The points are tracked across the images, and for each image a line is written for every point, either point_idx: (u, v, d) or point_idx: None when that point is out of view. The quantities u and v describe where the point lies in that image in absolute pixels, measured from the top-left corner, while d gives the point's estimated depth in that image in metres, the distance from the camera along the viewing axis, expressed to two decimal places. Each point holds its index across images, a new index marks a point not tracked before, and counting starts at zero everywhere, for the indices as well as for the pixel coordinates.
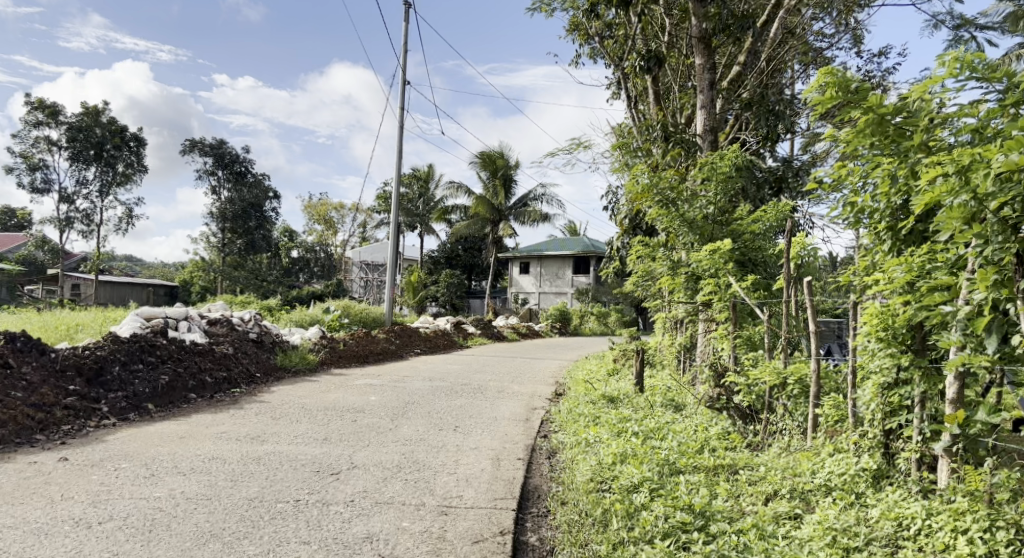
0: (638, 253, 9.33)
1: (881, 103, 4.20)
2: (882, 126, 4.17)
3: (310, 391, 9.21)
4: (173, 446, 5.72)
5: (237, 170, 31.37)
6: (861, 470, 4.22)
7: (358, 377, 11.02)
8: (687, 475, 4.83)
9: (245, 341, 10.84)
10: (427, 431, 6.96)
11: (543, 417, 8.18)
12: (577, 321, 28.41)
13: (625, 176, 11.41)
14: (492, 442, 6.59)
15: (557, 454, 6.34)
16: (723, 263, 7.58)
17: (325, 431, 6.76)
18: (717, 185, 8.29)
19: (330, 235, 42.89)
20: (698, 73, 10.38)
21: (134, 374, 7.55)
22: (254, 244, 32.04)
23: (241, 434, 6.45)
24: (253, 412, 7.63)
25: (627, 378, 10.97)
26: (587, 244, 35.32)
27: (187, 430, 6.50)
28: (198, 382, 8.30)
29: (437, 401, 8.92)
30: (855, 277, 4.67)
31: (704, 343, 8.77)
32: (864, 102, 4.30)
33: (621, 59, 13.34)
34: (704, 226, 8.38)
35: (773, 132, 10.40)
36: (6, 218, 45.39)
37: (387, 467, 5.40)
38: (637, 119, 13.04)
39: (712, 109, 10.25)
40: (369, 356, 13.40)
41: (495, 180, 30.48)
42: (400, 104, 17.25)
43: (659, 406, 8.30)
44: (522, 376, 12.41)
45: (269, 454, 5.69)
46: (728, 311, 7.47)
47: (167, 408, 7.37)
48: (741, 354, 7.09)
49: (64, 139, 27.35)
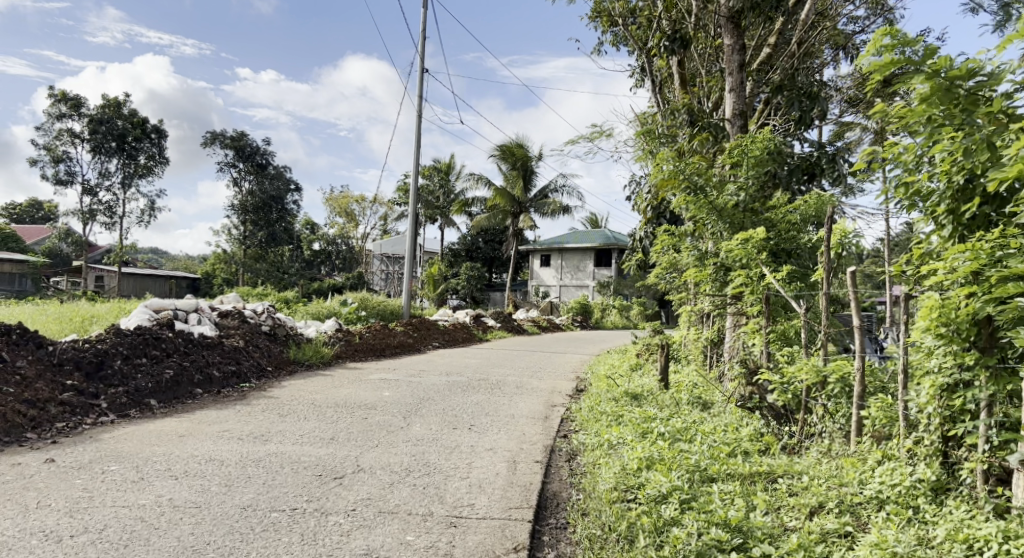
0: (663, 243, 8.91)
1: (950, 67, 3.80)
2: (950, 93, 3.77)
3: (322, 386, 8.90)
4: (169, 446, 5.41)
5: (258, 162, 31.22)
6: (918, 482, 3.78)
7: (373, 371, 10.71)
8: (721, 484, 4.42)
9: (257, 334, 10.56)
10: (440, 431, 6.60)
11: (564, 415, 7.80)
12: (598, 314, 27.95)
13: (650, 164, 10.96)
14: (508, 442, 6.21)
15: (576, 457, 5.96)
16: (756, 253, 7.13)
17: (333, 430, 6.43)
18: (749, 170, 7.84)
19: (351, 228, 42.76)
20: (727, 55, 9.88)
21: (136, 369, 7.28)
22: (275, 236, 31.72)
23: (243, 432, 6.13)
24: (259, 408, 7.33)
25: (651, 374, 10.55)
26: (609, 236, 34.85)
27: (188, 428, 6.20)
28: (204, 376, 8.00)
29: (453, 398, 8.56)
30: (908, 267, 4.24)
31: (734, 339, 8.33)
32: (930, 66, 3.90)
33: (644, 44, 12.89)
34: (735, 214, 7.93)
35: (807, 116, 9.88)
36: (33, 211, 45.85)
37: (394, 470, 5.04)
38: (661, 105, 12.58)
39: (743, 93, 9.75)
40: (385, 349, 13.09)
41: (515, 172, 30.09)
42: (418, 93, 16.92)
43: (686, 405, 7.88)
44: (543, 371, 12.02)
45: (270, 455, 5.36)
46: (761, 304, 7.04)
47: (170, 404, 7.07)
48: (775, 351, 6.68)
49: (86, 132, 27.39)
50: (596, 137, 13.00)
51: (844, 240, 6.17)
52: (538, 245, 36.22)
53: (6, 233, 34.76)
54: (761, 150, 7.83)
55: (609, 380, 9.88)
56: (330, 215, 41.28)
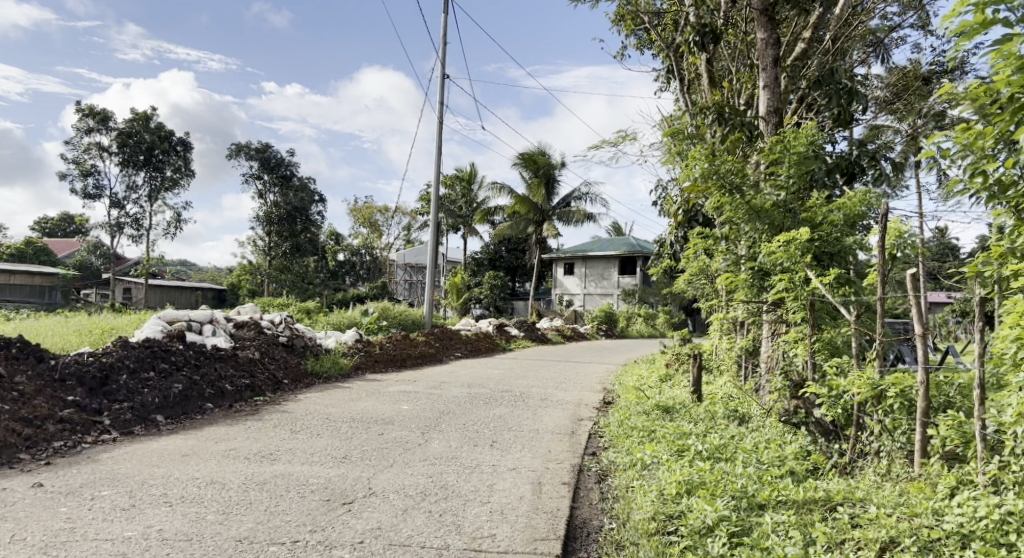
0: (696, 247, 8.47)
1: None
2: None
3: (339, 399, 8.52)
4: (170, 467, 5.05)
5: (283, 174, 31.17)
6: (1008, 515, 3.31)
7: (393, 383, 10.33)
8: (774, 513, 3.97)
9: (273, 345, 10.23)
10: (460, 448, 6.18)
11: (591, 430, 7.36)
12: (623, 323, 27.34)
13: (679, 166, 10.51)
14: (532, 462, 5.77)
15: (607, 478, 5.52)
16: (801, 255, 6.65)
17: (346, 448, 6.03)
18: (790, 167, 7.37)
19: (375, 238, 42.56)
20: (761, 49, 9.38)
21: (143, 383, 6.94)
22: (299, 247, 31.71)
23: (251, 451, 5.76)
24: (272, 424, 6.97)
25: (682, 385, 10.06)
26: (633, 243, 34.27)
27: (194, 446, 5.85)
28: (216, 391, 7.67)
29: (474, 411, 8.14)
30: (985, 267, 3.86)
31: (773, 348, 7.83)
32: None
33: (672, 43, 12.44)
34: (774, 215, 7.46)
35: (845, 112, 9.37)
36: (65, 225, 46.37)
37: (409, 494, 4.67)
38: (690, 105, 12.13)
39: (777, 89, 9.26)
40: (406, 360, 12.71)
41: (538, 179, 29.72)
42: (440, 100, 16.63)
43: (721, 419, 7.40)
44: (568, 382, 11.57)
45: (276, 477, 4.99)
46: (805, 311, 6.56)
47: (178, 420, 6.74)
48: (821, 361, 6.20)
49: (114, 146, 27.55)
50: (622, 140, 12.56)
51: (899, 240, 5.70)
52: (561, 253, 35.78)
53: (37, 247, 35.05)
54: (803, 147, 7.36)
55: (638, 392, 9.43)
56: (354, 225, 41.13)
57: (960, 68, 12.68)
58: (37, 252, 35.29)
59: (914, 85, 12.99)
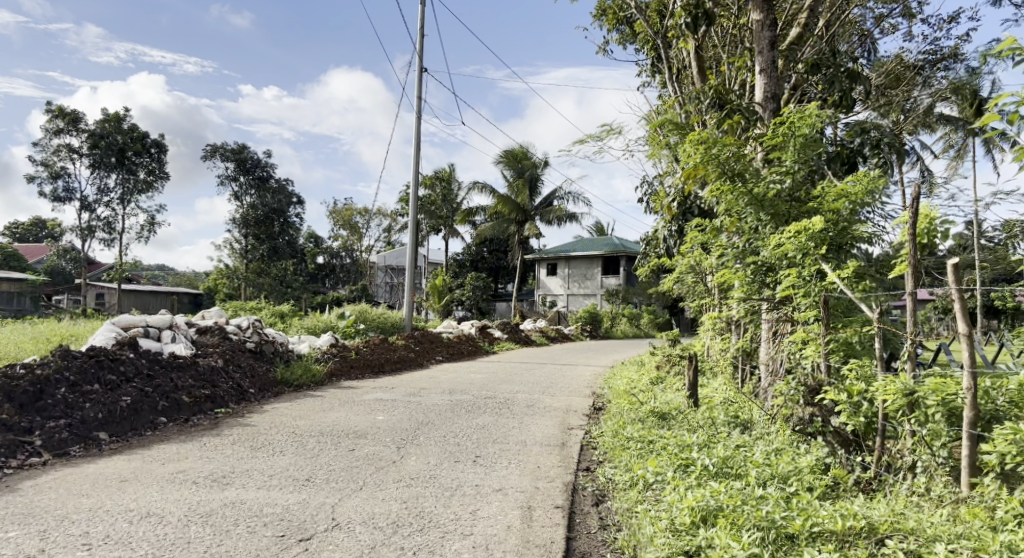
0: (693, 240, 7.86)
1: None
2: None
3: (308, 410, 7.84)
4: (102, 496, 4.37)
5: (260, 176, 30.39)
6: None
7: (370, 390, 9.66)
8: (807, 547, 3.44)
9: (240, 352, 9.52)
10: (439, 465, 5.55)
11: (584, 440, 6.75)
12: (609, 323, 26.75)
13: (670, 156, 9.93)
14: (519, 480, 5.15)
15: (606, 498, 4.93)
16: (812, 247, 6.07)
17: (310, 468, 5.36)
18: (794, 153, 6.85)
19: (355, 240, 41.64)
20: (757, 31, 8.78)
21: (85, 397, 6.26)
22: (277, 250, 30.96)
23: (200, 473, 5.09)
24: (230, 439, 6.31)
25: (675, 389, 9.49)
26: (616, 243, 33.76)
27: (137, 468, 5.17)
28: (171, 403, 7.00)
29: (455, 421, 7.49)
30: None
31: (776, 349, 7.25)
32: None
33: (659, 31, 11.90)
34: (778, 204, 6.88)
35: (846, 98, 8.84)
36: (38, 230, 45.01)
37: (379, 525, 4.11)
38: (678, 96, 11.58)
39: (775, 74, 8.67)
40: (384, 365, 12.03)
41: (520, 180, 29.12)
42: (417, 96, 16.01)
43: (723, 427, 6.82)
44: (555, 386, 10.95)
45: (225, 506, 4.33)
46: (819, 308, 5.96)
47: (125, 438, 6.07)
48: (837, 363, 5.61)
49: (85, 147, 26.61)
50: (607, 134, 11.96)
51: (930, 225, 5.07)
52: (543, 254, 35.20)
53: (6, 252, 33.95)
54: (808, 130, 6.82)
55: (631, 397, 8.81)
56: (333, 227, 40.29)
57: (955, 56, 12.21)
58: (7, 256, 34.16)
59: (907, 75, 12.53)
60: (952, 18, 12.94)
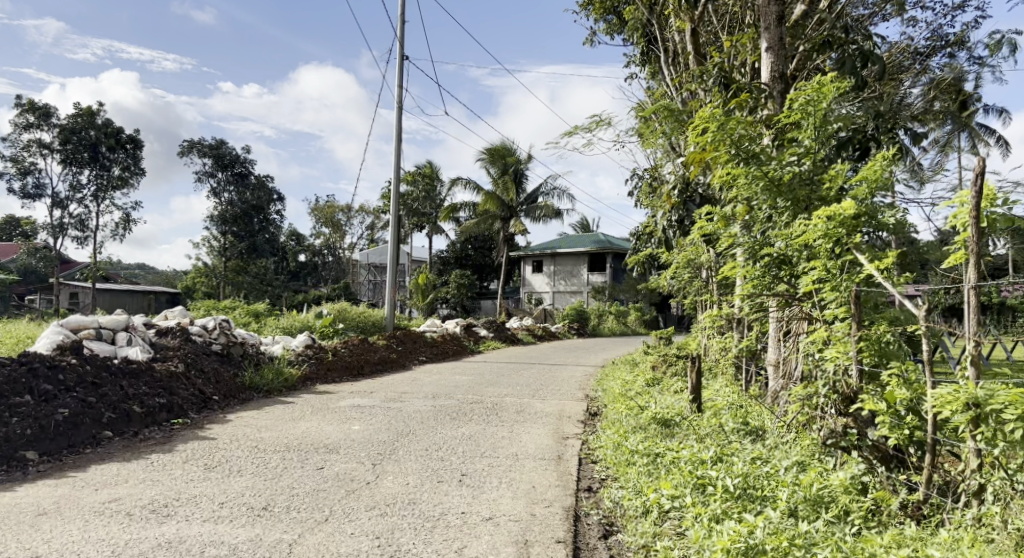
0: (699, 228, 7.14)
1: None
2: None
3: (276, 420, 7.08)
4: (7, 538, 3.67)
5: (239, 171, 29.41)
6: None
7: (345, 396, 8.89)
8: None
9: (204, 355, 8.72)
10: (419, 487, 4.82)
11: (581, 454, 6.03)
12: (596, 321, 26.02)
13: (668, 143, 9.20)
14: (512, 505, 4.43)
15: (615, 530, 4.22)
16: (843, 235, 5.33)
17: (270, 493, 4.62)
18: (813, 130, 6.13)
19: (337, 237, 40.61)
20: (763, 6, 8.02)
21: (13, 411, 5.51)
22: (257, 248, 29.91)
23: (138, 502, 4.33)
24: (182, 456, 5.56)
25: (674, 392, 8.80)
26: (602, 240, 33.11)
27: (64, 494, 4.45)
28: (119, 414, 6.23)
29: (438, 431, 6.75)
30: None
31: (791, 348, 6.55)
32: None
33: (652, 16, 11.17)
34: (797, 189, 6.10)
35: (860, 78, 8.12)
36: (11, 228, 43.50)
37: None
38: (674, 82, 10.87)
39: (782, 51, 7.95)
40: (363, 368, 11.25)
41: (505, 176, 28.34)
42: (397, 87, 15.21)
43: (734, 435, 6.13)
44: (546, 389, 10.22)
45: (157, 547, 3.62)
46: (848, 304, 5.26)
47: (58, 456, 5.34)
48: (872, 366, 4.90)
49: (56, 143, 25.58)
50: (597, 125, 11.27)
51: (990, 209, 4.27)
52: (528, 251, 34.48)
53: None
54: (825, 104, 6.09)
55: (628, 401, 8.08)
56: (315, 225, 39.26)
57: (960, 42, 11.60)
58: None
59: (910, 62, 11.92)
60: (956, 3, 12.34)
